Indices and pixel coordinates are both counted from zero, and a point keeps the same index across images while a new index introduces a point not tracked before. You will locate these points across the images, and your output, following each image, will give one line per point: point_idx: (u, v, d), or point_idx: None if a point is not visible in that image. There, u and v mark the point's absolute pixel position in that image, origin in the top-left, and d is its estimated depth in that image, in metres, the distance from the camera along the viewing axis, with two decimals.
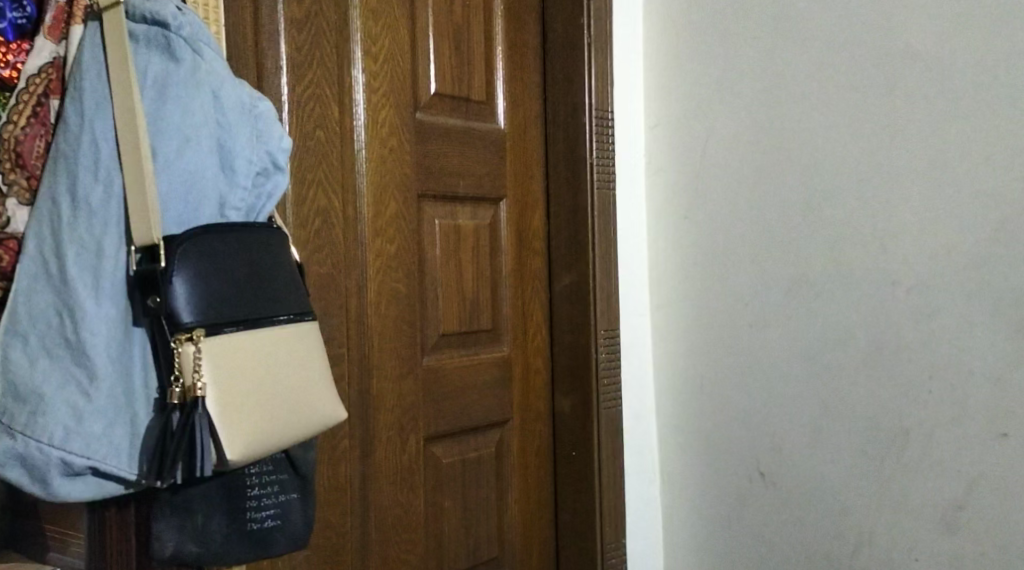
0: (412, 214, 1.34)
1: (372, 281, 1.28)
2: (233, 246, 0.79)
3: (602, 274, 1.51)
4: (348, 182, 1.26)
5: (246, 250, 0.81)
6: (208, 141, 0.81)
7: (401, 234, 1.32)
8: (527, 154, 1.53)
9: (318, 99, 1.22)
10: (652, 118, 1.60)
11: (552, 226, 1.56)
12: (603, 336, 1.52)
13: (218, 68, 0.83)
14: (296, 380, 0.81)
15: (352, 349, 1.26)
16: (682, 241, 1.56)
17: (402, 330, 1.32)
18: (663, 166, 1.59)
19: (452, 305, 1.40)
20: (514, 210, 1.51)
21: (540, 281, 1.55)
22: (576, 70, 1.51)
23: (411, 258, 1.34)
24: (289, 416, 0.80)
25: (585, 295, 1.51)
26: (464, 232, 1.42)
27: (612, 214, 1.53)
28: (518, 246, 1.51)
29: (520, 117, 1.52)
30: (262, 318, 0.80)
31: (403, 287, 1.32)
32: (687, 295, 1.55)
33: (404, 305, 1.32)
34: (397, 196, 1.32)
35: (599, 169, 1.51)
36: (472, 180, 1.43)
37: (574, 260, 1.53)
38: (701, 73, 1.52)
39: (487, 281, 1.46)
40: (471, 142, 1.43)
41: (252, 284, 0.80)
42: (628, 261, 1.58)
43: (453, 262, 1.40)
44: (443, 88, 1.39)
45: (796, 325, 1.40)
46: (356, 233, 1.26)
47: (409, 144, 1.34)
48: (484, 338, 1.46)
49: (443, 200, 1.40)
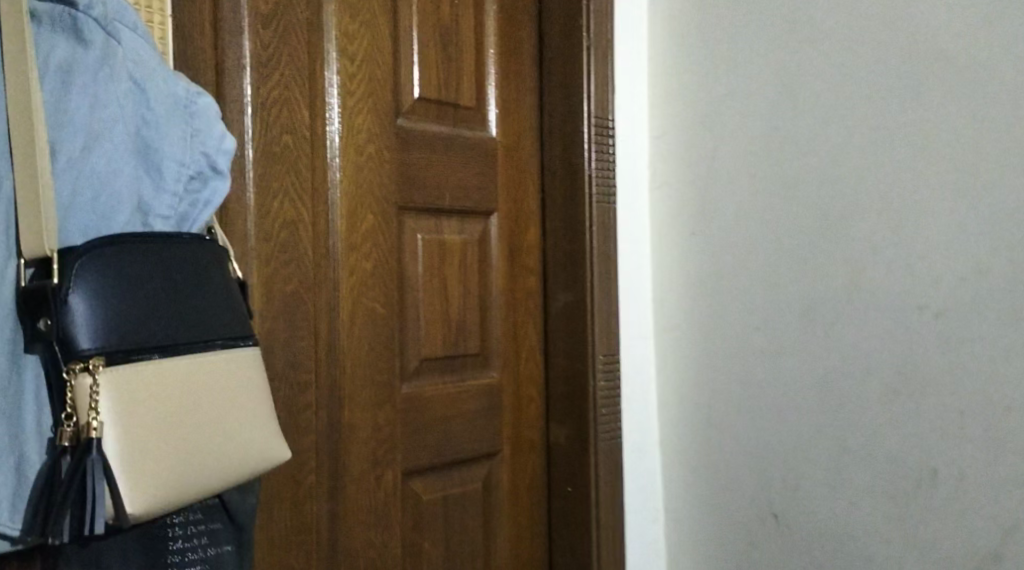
0: (392, 228, 1.23)
1: (346, 301, 1.17)
2: (148, 262, 0.70)
3: (600, 296, 1.39)
4: (319, 193, 1.15)
5: (164, 266, 0.71)
6: (120, 141, 0.72)
7: (379, 250, 1.21)
8: (521, 165, 1.42)
9: (287, 101, 1.11)
10: (657, 128, 1.49)
11: (547, 242, 1.45)
12: (601, 362, 1.39)
13: (137, 56, 0.74)
14: (219, 416, 0.71)
15: (321, 375, 1.14)
16: (688, 260, 1.44)
17: (379, 355, 1.21)
18: (669, 178, 1.47)
19: (436, 328, 1.29)
20: (507, 225, 1.40)
21: (534, 302, 1.44)
22: (574, 75, 1.40)
23: (390, 276, 1.23)
24: (212, 457, 0.69)
25: (583, 318, 1.39)
26: (450, 248, 1.31)
27: (612, 229, 1.41)
28: (509, 263, 1.40)
29: (514, 126, 1.41)
30: (181, 347, 0.70)
31: (381, 308, 1.21)
32: (693, 318, 1.43)
33: (381, 327, 1.21)
34: (375, 209, 1.21)
35: (598, 181, 1.40)
36: (460, 192, 1.32)
37: (571, 280, 1.41)
38: (711, 78, 1.40)
39: (475, 302, 1.35)
40: (459, 151, 1.32)
41: (171, 305, 0.70)
42: (630, 280, 1.47)
43: (438, 281, 1.29)
44: (427, 92, 1.28)
45: (812, 352, 1.27)
46: (327, 249, 1.15)
47: (389, 151, 1.23)
48: (470, 363, 1.34)
49: (427, 214, 1.29)
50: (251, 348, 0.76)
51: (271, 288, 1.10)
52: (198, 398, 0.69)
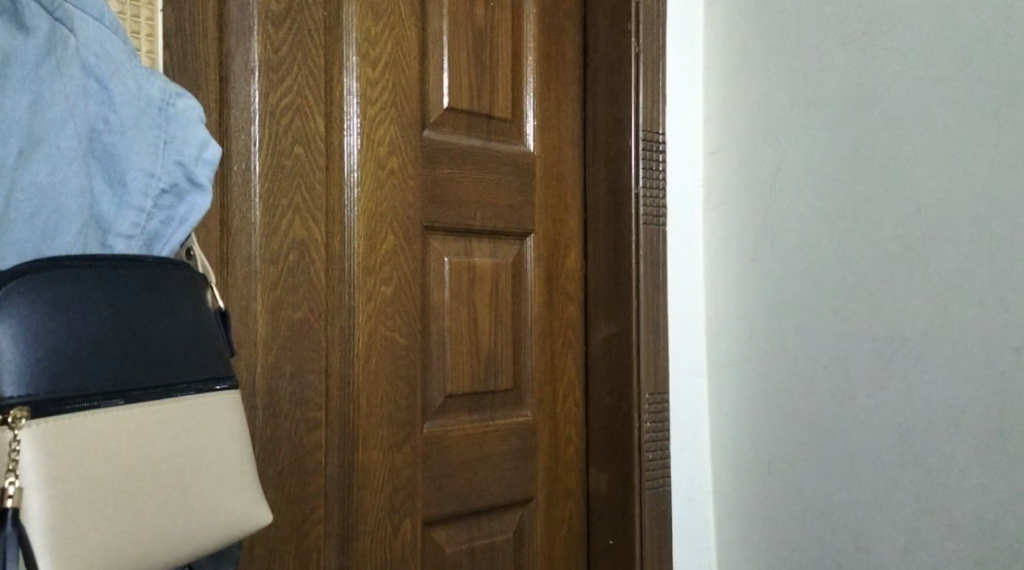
0: (416, 250, 1.12)
1: (362, 330, 1.05)
2: (95, 293, 0.62)
3: (646, 328, 1.26)
4: (333, 210, 1.04)
5: (116, 297, 0.62)
6: (70, 148, 0.63)
7: (399, 275, 1.10)
8: (562, 183, 1.30)
9: (299, 110, 1.01)
10: (713, 143, 1.35)
11: (589, 267, 1.32)
12: (647, 402, 1.25)
13: (95, 50, 0.65)
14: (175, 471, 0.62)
15: (332, 413, 1.03)
16: (745, 288, 1.30)
17: (399, 390, 1.09)
18: (726, 199, 1.33)
19: (464, 360, 1.17)
20: (544, 248, 1.27)
21: (574, 332, 1.31)
22: (622, 84, 1.28)
23: (412, 302, 1.11)
24: (170, 499, 0.62)
25: (627, 352, 1.26)
26: (480, 272, 1.19)
27: (661, 254, 1.28)
28: (546, 290, 1.27)
29: (555, 140, 1.29)
30: (135, 393, 0.62)
31: (401, 339, 1.09)
32: (751, 354, 1.29)
33: (402, 359, 1.09)
34: (396, 229, 1.09)
35: (646, 201, 1.27)
36: (492, 211, 1.21)
37: (615, 309, 1.28)
38: (775, 88, 1.26)
39: (507, 331, 1.22)
40: (491, 166, 1.21)
41: (123, 344, 0.62)
42: (681, 310, 1.32)
43: (466, 308, 1.17)
44: (458, 102, 1.17)
45: (889, 396, 1.12)
46: (342, 273, 1.04)
47: (414, 166, 1.12)
48: (502, 399, 1.22)
49: (456, 234, 1.17)
50: (215, 394, 0.67)
51: (277, 316, 0.98)
52: (149, 438, 0.61)
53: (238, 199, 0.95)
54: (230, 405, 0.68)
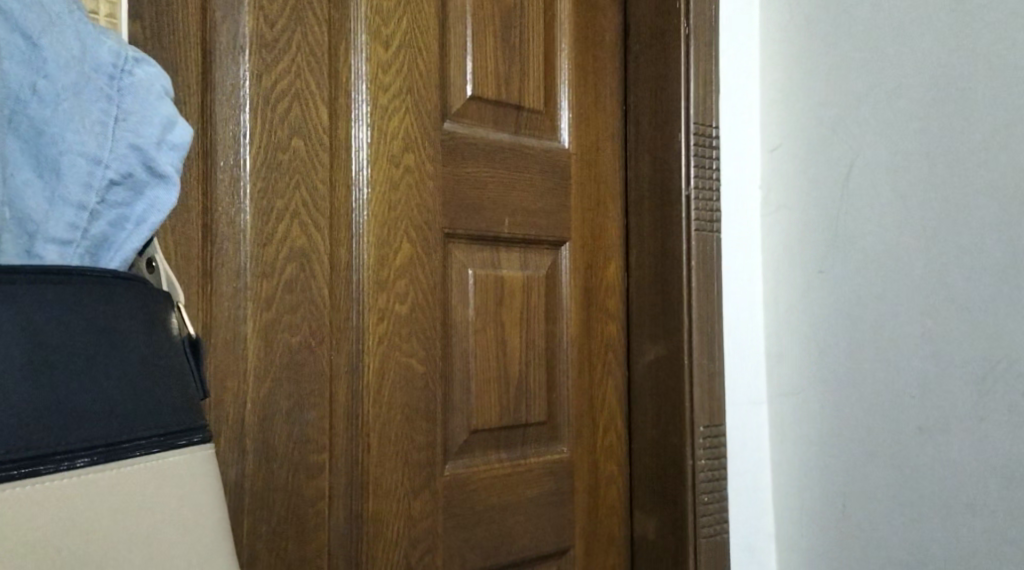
0: (437, 262, 0.96)
1: (373, 356, 0.89)
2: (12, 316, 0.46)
3: (699, 350, 1.10)
4: (338, 214, 0.87)
5: (42, 322, 0.47)
6: None
7: (415, 290, 0.93)
8: (601, 185, 1.14)
9: (299, 95, 0.84)
10: (772, 140, 1.19)
11: (632, 280, 1.16)
12: (701, 435, 1.09)
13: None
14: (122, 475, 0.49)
15: (337, 455, 0.86)
16: (813, 304, 1.14)
17: (417, 426, 0.93)
18: (788, 203, 1.17)
19: (492, 390, 1.01)
20: (582, 260, 1.12)
21: (615, 355, 1.15)
22: (670, 72, 1.12)
23: (432, 322, 0.95)
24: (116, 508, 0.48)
25: (679, 378, 1.10)
26: (510, 287, 1.03)
27: (716, 266, 1.12)
28: (584, 307, 1.11)
29: (592, 135, 1.13)
30: (62, 452, 0.47)
31: (420, 365, 0.93)
32: (821, 380, 1.12)
33: (420, 389, 0.93)
34: (411, 236, 0.93)
35: (699, 204, 1.10)
36: (522, 216, 1.05)
37: (664, 329, 1.12)
38: (847, 76, 1.11)
39: (541, 356, 1.06)
40: (520, 165, 1.05)
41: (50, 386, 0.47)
42: (738, 329, 1.16)
43: (493, 329, 1.01)
44: (482, 89, 1.01)
45: (992, 432, 0.96)
46: (349, 288, 0.88)
47: (434, 163, 0.96)
48: (536, 434, 1.06)
49: (481, 243, 1.01)
50: (177, 452, 0.52)
51: (271, 340, 0.82)
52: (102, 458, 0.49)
53: (224, 199, 0.79)
54: (199, 466, 0.53)
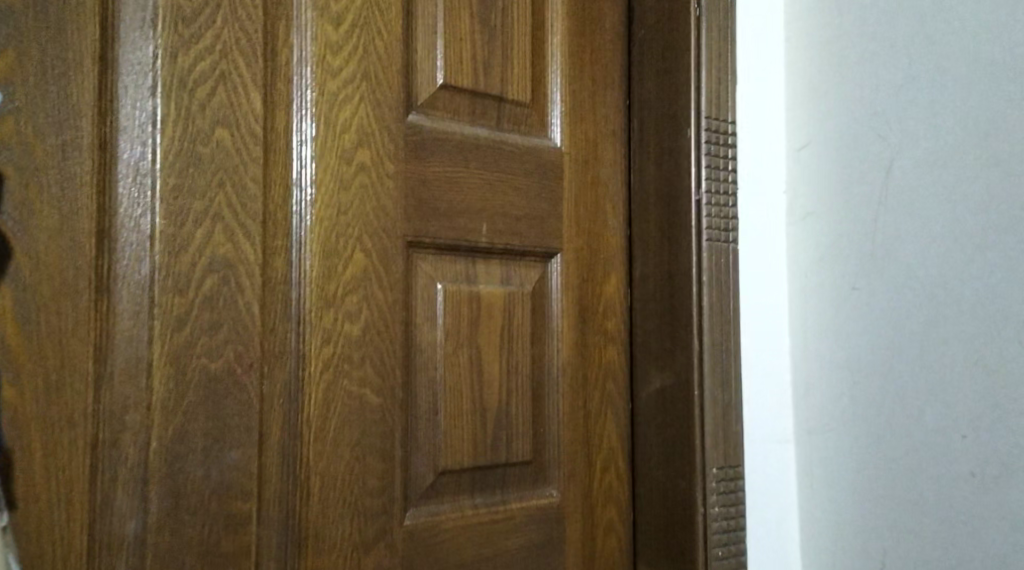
0: (400, 275, 0.82)
1: (316, 385, 0.76)
2: None
3: (712, 379, 0.95)
4: (274, 218, 0.74)
5: None
6: None
7: (369, 308, 0.80)
8: (599, 189, 1.00)
9: (225, 77, 0.72)
10: (799, 138, 1.04)
11: (635, 298, 1.01)
12: (714, 478, 0.94)
13: None
14: None
15: (268, 503, 0.73)
16: (846, 327, 0.99)
17: (371, 468, 0.79)
18: (818, 209, 1.02)
19: (466, 424, 0.87)
20: (578, 275, 0.97)
21: (615, 384, 1.00)
22: (679, 61, 0.98)
23: (392, 346, 0.81)
24: None
25: (689, 410, 0.95)
26: (487, 305, 0.89)
27: (732, 282, 0.98)
28: (579, 329, 0.97)
29: (590, 132, 0.99)
30: None
31: (375, 395, 0.80)
32: (857, 415, 0.97)
33: (374, 424, 0.80)
34: (366, 245, 0.80)
35: (712, 211, 0.96)
36: (503, 223, 0.91)
37: (671, 354, 0.97)
38: (886, 64, 0.96)
39: (526, 385, 0.92)
40: (503, 164, 0.91)
41: None
42: (759, 355, 1.01)
43: (467, 353, 0.87)
44: (456, 77, 0.88)
45: None
46: (287, 305, 0.75)
47: (396, 161, 0.82)
48: (520, 475, 0.92)
49: (454, 254, 0.88)
50: None
51: (183, 367, 0.69)
52: None
53: (126, 199, 0.67)
54: None
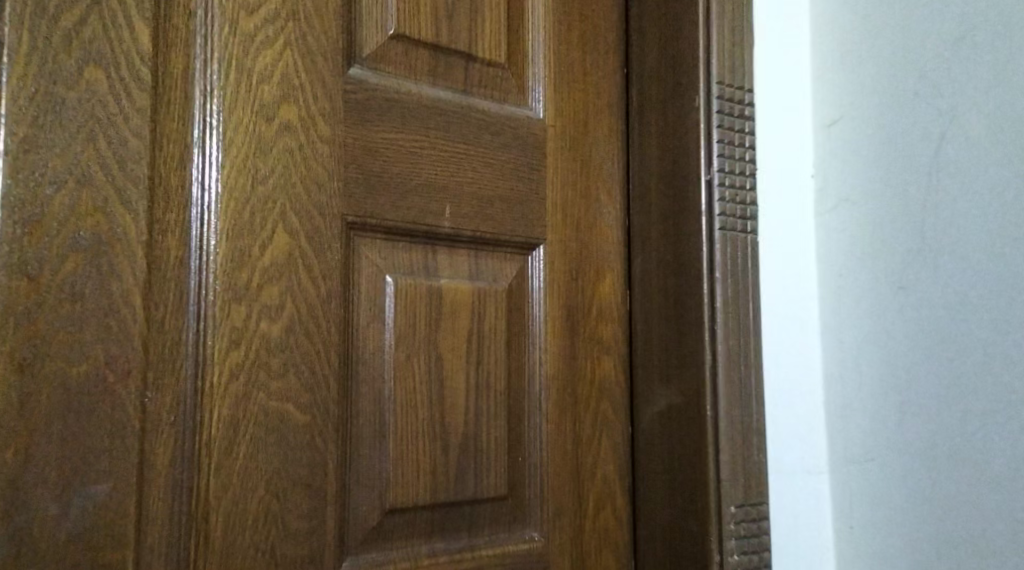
0: (338, 264, 0.66)
1: (220, 399, 0.60)
2: None
3: (728, 397, 0.78)
4: (165, 187, 0.59)
5: None
6: None
7: (294, 303, 0.64)
8: (591, 170, 0.83)
9: (100, 6, 0.57)
10: (829, 113, 0.87)
11: (636, 301, 0.84)
12: (732, 520, 0.77)
13: None
14: None
15: (151, 550, 0.57)
16: (891, 335, 0.82)
17: (295, 506, 0.63)
18: (854, 195, 0.85)
19: (421, 451, 0.70)
20: (566, 272, 0.81)
21: (612, 404, 0.83)
22: (686, 17, 0.82)
23: (324, 353, 0.65)
24: None
25: (702, 437, 0.78)
26: (451, 304, 0.73)
27: (752, 279, 0.81)
28: (567, 337, 0.80)
29: (579, 102, 0.83)
30: None
31: (301, 414, 0.64)
32: (910, 441, 0.80)
33: (299, 450, 0.63)
34: (291, 225, 0.64)
35: (726, 194, 0.80)
36: (471, 206, 0.75)
37: (678, 368, 0.80)
38: (938, 18, 0.80)
39: (501, 405, 0.75)
40: (471, 135, 0.75)
41: None
42: (785, 369, 0.83)
43: (425, 363, 0.71)
44: (411, 26, 0.72)
45: None
46: (181, 297, 0.59)
47: (333, 123, 0.67)
48: (494, 514, 0.74)
49: (410, 241, 0.71)
50: None
51: (34, 372, 0.54)
52: None
53: None
54: None
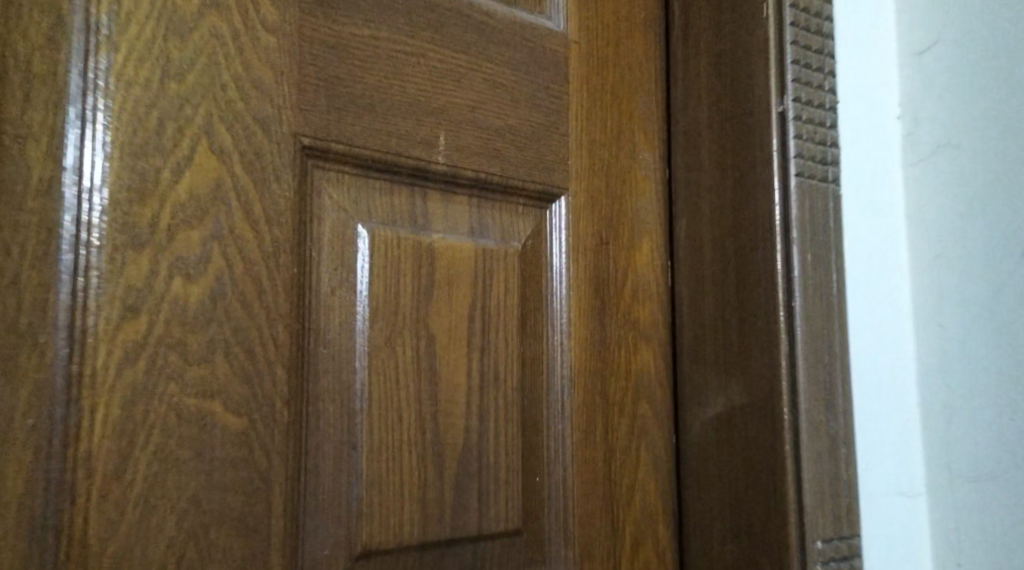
0: (290, 203, 0.47)
1: (108, 394, 0.40)
2: None
3: (810, 396, 0.59)
4: (28, 76, 0.40)
5: None
6: None
7: (224, 257, 0.44)
8: (625, 104, 0.64)
9: None
10: (921, 39, 0.69)
11: (681, 275, 0.65)
12: (819, 559, 0.57)
13: None
14: None
15: None
16: (1012, 314, 0.63)
17: (222, 553, 0.43)
18: (957, 139, 0.67)
19: (405, 470, 0.50)
20: (593, 234, 0.62)
21: (652, 407, 0.64)
22: None
23: (269, 330, 0.45)
24: None
25: (776, 448, 0.59)
26: (446, 268, 0.53)
27: (833, 243, 0.62)
28: (596, 319, 0.61)
29: (608, 17, 0.64)
30: None
31: (233, 418, 0.44)
32: None
33: (227, 471, 0.43)
34: (219, 143, 0.44)
35: (803, 131, 0.61)
36: (473, 138, 0.55)
37: (741, 359, 0.61)
38: None
39: (512, 407, 0.56)
40: (473, 43, 0.56)
41: None
42: (874, 360, 0.65)
43: (411, 349, 0.51)
44: None
45: None
46: (50, 240, 0.39)
47: (283, 6, 0.47)
48: (504, 556, 0.55)
49: (391, 181, 0.52)
50: None
51: None
52: None
53: None
54: None
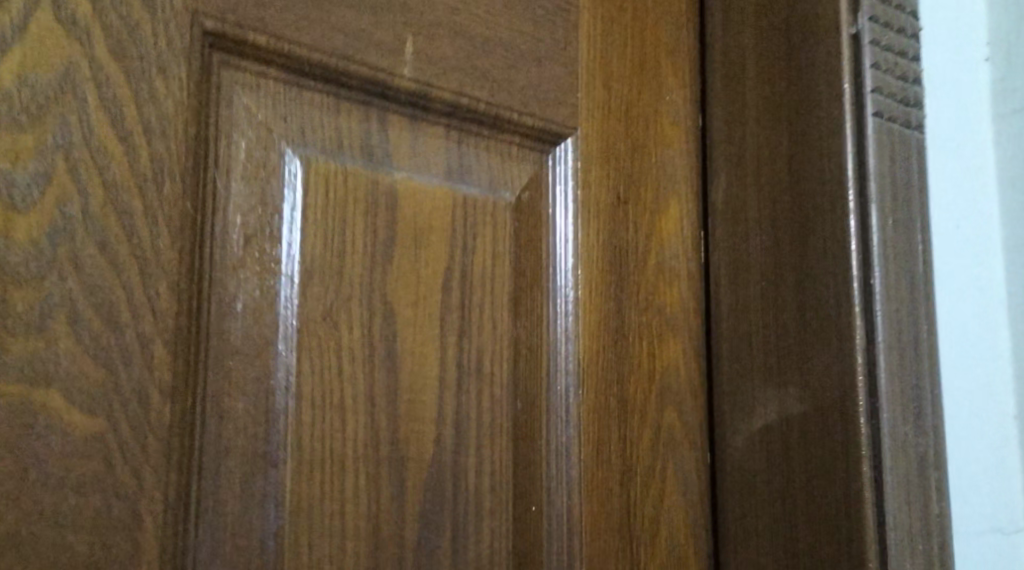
0: (181, 107, 0.33)
1: None
2: None
3: (893, 403, 0.44)
4: None
5: None
6: None
7: (75, 176, 0.30)
8: (648, 29, 0.50)
9: None
10: None
11: (719, 247, 0.51)
12: None
13: None
14: None
15: None
16: None
17: None
18: None
19: (348, 495, 0.36)
20: (607, 192, 0.48)
21: (681, 416, 0.49)
22: None
23: (143, 288, 0.31)
24: None
25: (850, 475, 0.44)
26: (411, 218, 0.39)
27: (917, 207, 0.48)
28: (610, 299, 0.47)
29: None
30: None
31: (79, 415, 0.29)
32: None
33: (69, 495, 0.29)
34: (73, 12, 0.30)
35: (882, 59, 0.47)
36: (451, 47, 0.41)
37: (799, 355, 0.47)
38: None
39: (499, 412, 0.42)
40: None
41: None
42: (964, 359, 0.51)
43: (360, 327, 0.37)
44: None
45: None
46: None
47: None
48: None
49: (335, 95, 0.38)
50: None
51: None
52: None
53: None
54: None
